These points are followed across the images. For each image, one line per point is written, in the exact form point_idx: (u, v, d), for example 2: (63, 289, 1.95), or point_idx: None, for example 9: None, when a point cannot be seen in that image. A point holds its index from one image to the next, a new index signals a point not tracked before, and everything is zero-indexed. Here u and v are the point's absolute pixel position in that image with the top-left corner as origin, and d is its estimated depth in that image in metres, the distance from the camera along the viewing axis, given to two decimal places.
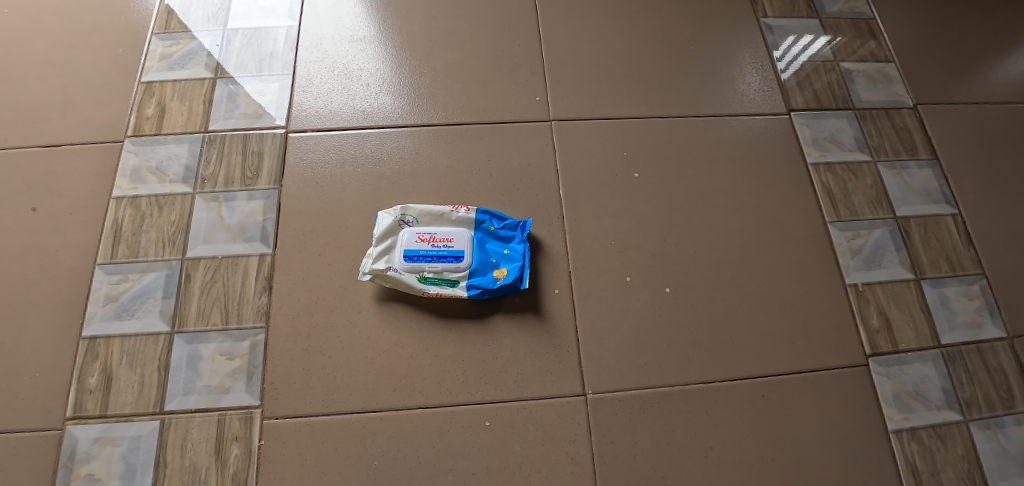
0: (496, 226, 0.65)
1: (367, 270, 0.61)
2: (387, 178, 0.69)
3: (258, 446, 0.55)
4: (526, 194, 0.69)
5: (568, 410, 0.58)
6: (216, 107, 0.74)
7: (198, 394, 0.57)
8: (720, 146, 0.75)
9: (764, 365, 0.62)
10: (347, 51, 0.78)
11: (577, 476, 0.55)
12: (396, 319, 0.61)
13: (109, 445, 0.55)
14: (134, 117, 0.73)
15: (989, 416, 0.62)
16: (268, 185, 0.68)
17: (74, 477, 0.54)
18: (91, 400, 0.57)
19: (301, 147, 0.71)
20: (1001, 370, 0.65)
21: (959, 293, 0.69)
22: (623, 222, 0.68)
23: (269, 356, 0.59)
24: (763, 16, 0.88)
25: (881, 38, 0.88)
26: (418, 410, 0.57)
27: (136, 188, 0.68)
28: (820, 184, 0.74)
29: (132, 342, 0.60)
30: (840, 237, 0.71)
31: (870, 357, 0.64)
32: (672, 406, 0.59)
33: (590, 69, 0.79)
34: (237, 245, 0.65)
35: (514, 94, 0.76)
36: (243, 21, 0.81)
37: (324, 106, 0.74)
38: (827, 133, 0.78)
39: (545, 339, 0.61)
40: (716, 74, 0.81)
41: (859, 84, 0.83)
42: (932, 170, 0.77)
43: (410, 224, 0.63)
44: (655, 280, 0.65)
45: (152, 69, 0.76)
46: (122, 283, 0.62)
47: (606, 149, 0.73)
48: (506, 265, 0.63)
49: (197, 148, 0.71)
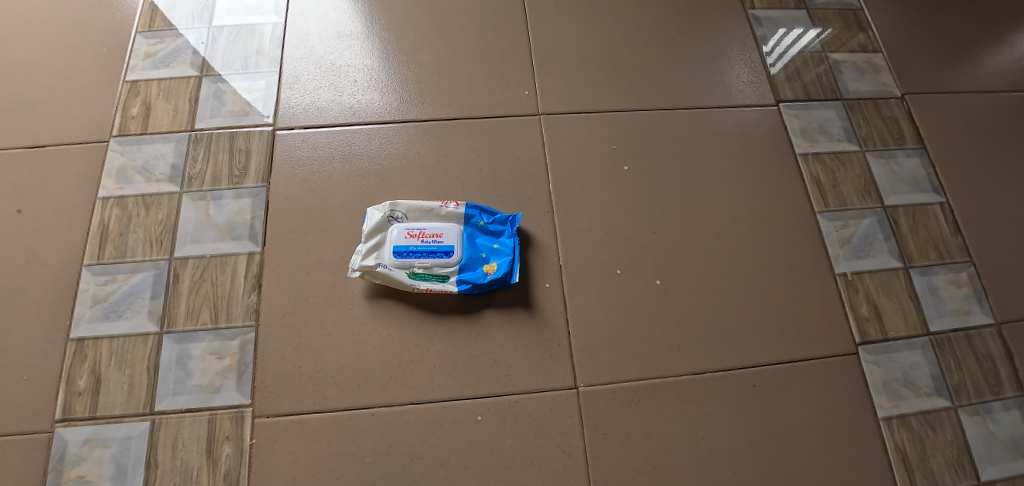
0: (486, 220, 0.64)
1: (356, 266, 0.61)
2: (376, 174, 0.68)
3: (250, 445, 0.55)
4: (515, 188, 0.69)
5: (561, 403, 0.58)
6: (203, 105, 0.73)
7: (189, 393, 0.57)
8: (710, 138, 0.75)
9: (755, 355, 0.62)
10: (334, 47, 0.78)
11: (570, 469, 0.55)
12: (386, 314, 0.61)
13: (100, 447, 0.55)
14: (120, 116, 0.72)
15: (978, 402, 0.63)
16: (256, 183, 0.68)
17: (64, 479, 0.53)
18: (80, 402, 0.57)
19: (289, 144, 0.70)
20: (989, 357, 0.65)
21: (947, 280, 0.69)
22: (613, 215, 0.68)
23: (259, 354, 0.59)
24: (751, 7, 0.88)
25: (869, 29, 0.88)
26: (411, 405, 0.57)
27: (123, 189, 0.67)
28: (810, 174, 0.74)
29: (120, 343, 0.59)
30: (829, 226, 0.71)
31: (859, 346, 0.64)
32: (665, 397, 0.59)
33: (579, 63, 0.79)
34: (226, 244, 0.64)
35: (502, 89, 0.76)
36: (228, 18, 0.80)
37: (311, 102, 0.73)
38: (816, 124, 0.78)
39: (537, 333, 0.61)
40: (705, 65, 0.81)
41: (847, 75, 0.83)
42: (920, 159, 0.78)
43: (399, 220, 0.63)
44: (645, 272, 0.65)
45: (137, 68, 0.75)
46: (109, 284, 0.62)
47: (596, 143, 0.73)
48: (496, 260, 0.63)
49: (184, 146, 0.70)
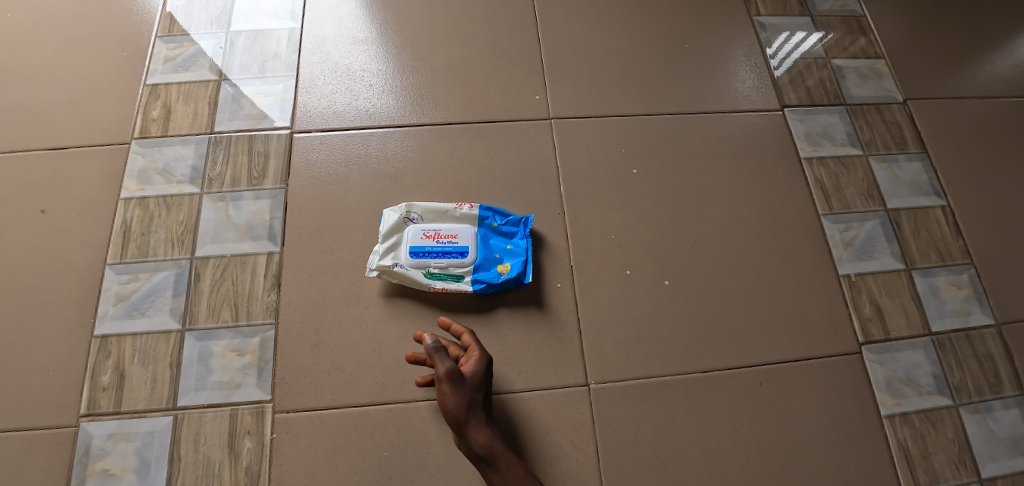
0: (499, 222, 0.66)
1: (374, 266, 0.63)
2: (391, 177, 0.70)
3: (270, 439, 0.57)
4: (526, 191, 0.71)
5: (572, 399, 0.60)
6: (222, 108, 0.75)
7: (210, 389, 0.59)
8: (716, 142, 0.77)
9: (761, 354, 0.64)
10: (349, 53, 0.79)
11: (581, 465, 0.57)
12: (402, 313, 0.63)
13: (123, 441, 0.56)
14: (141, 119, 0.74)
15: (978, 400, 0.64)
16: (274, 185, 0.70)
17: (89, 472, 0.55)
18: (104, 397, 0.58)
19: (306, 147, 0.72)
20: (989, 356, 0.67)
21: (948, 282, 0.71)
22: (622, 217, 0.70)
23: (278, 351, 0.61)
24: (756, 13, 0.89)
25: (871, 34, 0.90)
26: (426, 402, 0.59)
27: (144, 189, 0.69)
28: (814, 178, 0.76)
29: (143, 340, 0.61)
30: (832, 229, 0.73)
31: (863, 345, 0.66)
32: (673, 395, 0.61)
33: (588, 68, 0.80)
34: (245, 244, 0.66)
35: (514, 94, 0.77)
36: (245, 23, 0.82)
37: (328, 106, 0.75)
38: (819, 129, 0.80)
39: (549, 332, 0.63)
40: (711, 71, 0.82)
41: (851, 81, 0.85)
42: (921, 163, 0.79)
43: (415, 221, 0.65)
44: (653, 273, 0.67)
45: (157, 71, 0.77)
46: (132, 283, 0.64)
47: (605, 146, 0.74)
48: (509, 260, 0.64)
49: (203, 149, 0.72)
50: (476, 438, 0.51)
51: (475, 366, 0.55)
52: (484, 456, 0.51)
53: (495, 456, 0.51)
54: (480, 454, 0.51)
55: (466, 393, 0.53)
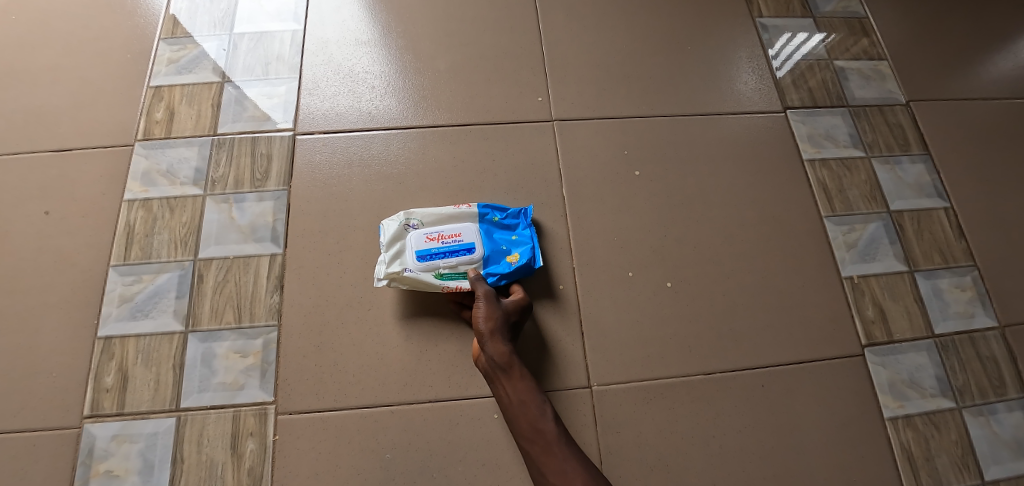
0: (500, 216, 0.65)
1: (382, 276, 0.60)
2: (393, 179, 0.70)
3: (273, 441, 0.57)
4: (529, 192, 0.71)
5: (574, 401, 0.60)
6: (225, 110, 0.75)
7: (213, 391, 0.59)
8: (719, 144, 0.77)
9: (764, 357, 0.64)
10: (352, 54, 0.80)
11: None
12: (404, 315, 0.63)
13: (127, 442, 0.56)
14: (144, 121, 0.74)
15: (982, 403, 0.64)
16: (278, 186, 0.70)
17: (93, 473, 0.55)
18: (108, 398, 0.58)
19: (309, 148, 0.72)
20: (992, 359, 0.67)
21: (951, 284, 0.71)
22: (625, 218, 0.70)
23: (281, 353, 0.61)
24: (759, 15, 0.89)
25: (873, 36, 0.90)
26: (429, 403, 0.59)
27: (148, 191, 0.69)
28: (816, 180, 0.76)
29: (146, 342, 0.61)
30: (835, 230, 0.73)
31: (866, 347, 0.66)
32: (676, 397, 0.61)
33: (590, 70, 0.80)
34: (249, 245, 0.66)
35: (516, 96, 0.77)
36: (248, 25, 0.82)
37: (331, 108, 0.75)
38: (822, 130, 0.80)
39: (551, 333, 0.63)
40: (713, 72, 0.82)
41: (853, 82, 0.85)
42: (925, 165, 0.79)
43: (416, 226, 0.63)
44: (656, 275, 0.67)
45: (161, 73, 0.77)
46: (135, 284, 0.64)
47: (608, 148, 0.74)
48: (517, 250, 0.64)
49: (207, 150, 0.72)
50: (497, 346, 0.55)
51: (515, 299, 0.60)
52: (501, 364, 0.54)
53: (511, 364, 0.54)
54: (498, 360, 0.54)
55: (498, 307, 0.57)
